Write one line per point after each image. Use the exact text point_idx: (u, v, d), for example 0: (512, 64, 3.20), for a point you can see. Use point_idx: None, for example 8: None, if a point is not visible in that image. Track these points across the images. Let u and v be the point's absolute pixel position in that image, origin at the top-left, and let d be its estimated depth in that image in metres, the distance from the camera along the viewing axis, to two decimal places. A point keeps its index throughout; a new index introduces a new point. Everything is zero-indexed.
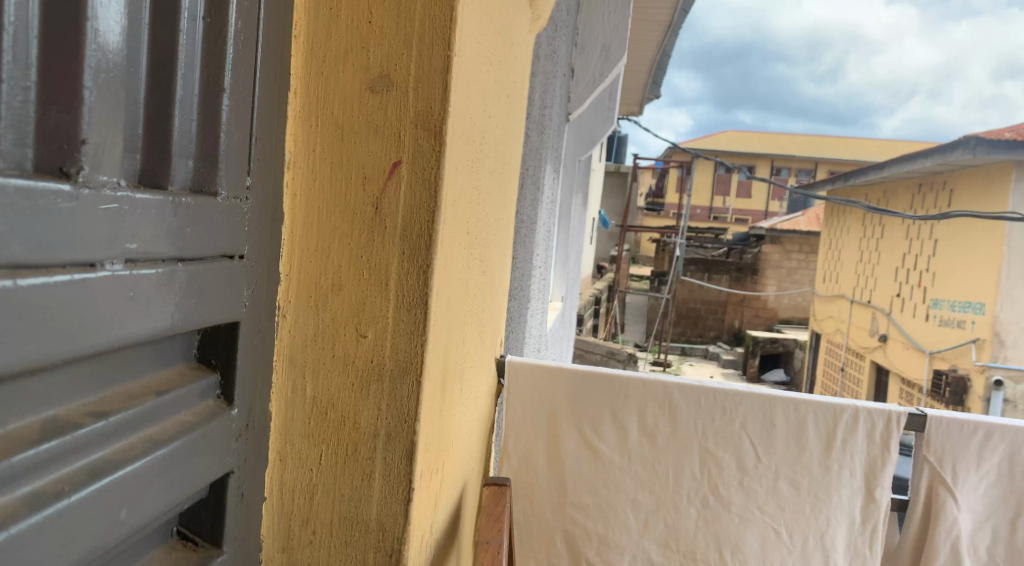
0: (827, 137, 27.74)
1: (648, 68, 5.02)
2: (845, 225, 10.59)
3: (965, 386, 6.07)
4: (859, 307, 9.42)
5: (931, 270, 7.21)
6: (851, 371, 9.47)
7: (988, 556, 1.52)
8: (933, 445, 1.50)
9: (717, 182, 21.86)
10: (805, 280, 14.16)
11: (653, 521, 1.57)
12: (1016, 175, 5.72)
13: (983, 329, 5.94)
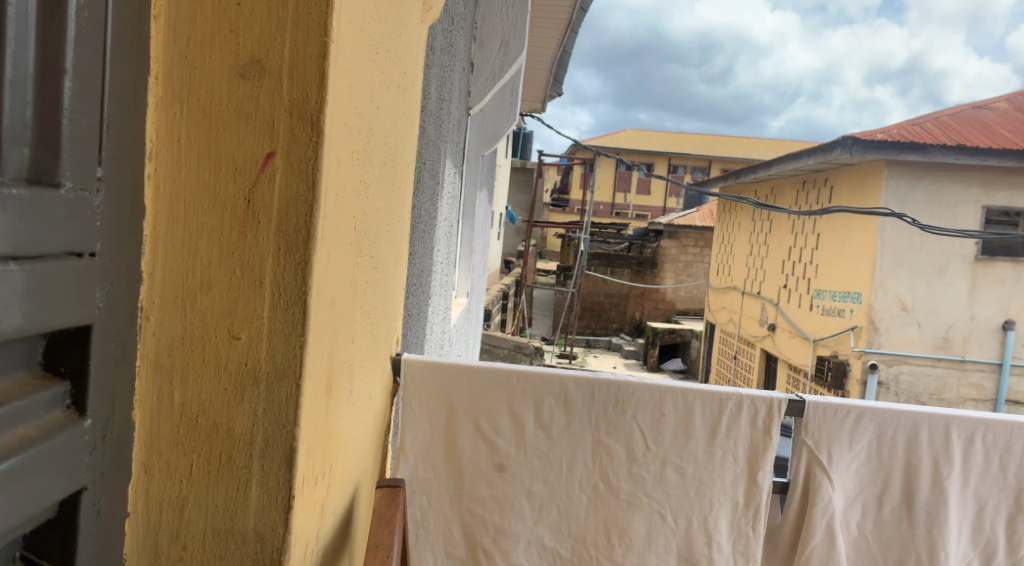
0: (720, 139, 28.96)
1: (549, 65, 5.08)
2: (736, 220, 11.10)
3: (845, 370, 6.46)
4: (750, 298, 9.88)
5: (814, 262, 7.63)
6: (743, 359, 9.95)
7: (859, 530, 1.62)
8: (810, 429, 1.59)
9: (617, 178, 22.40)
10: (700, 273, 14.72)
11: (547, 509, 1.59)
12: (887, 172, 6.13)
13: (860, 317, 6.35)
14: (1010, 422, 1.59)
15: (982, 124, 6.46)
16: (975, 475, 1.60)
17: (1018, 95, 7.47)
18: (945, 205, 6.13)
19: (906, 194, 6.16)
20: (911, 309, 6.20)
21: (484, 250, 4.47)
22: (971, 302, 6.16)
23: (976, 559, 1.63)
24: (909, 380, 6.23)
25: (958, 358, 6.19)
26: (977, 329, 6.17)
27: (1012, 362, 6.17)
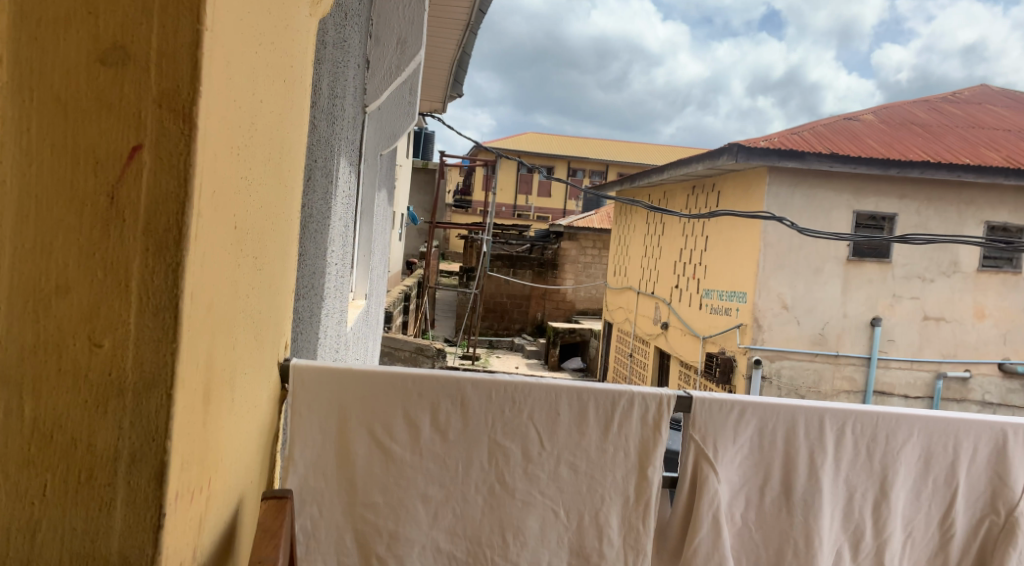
0: (618, 145, 29.73)
1: (449, 65, 5.05)
2: (632, 222, 11.43)
3: (732, 365, 6.78)
4: (645, 298, 10.18)
5: (703, 263, 7.95)
6: (638, 357, 10.25)
7: (742, 521, 1.71)
8: (697, 424, 1.66)
9: (518, 180, 22.58)
10: (600, 273, 15.06)
11: (442, 512, 1.59)
12: (769, 178, 6.48)
13: (745, 315, 6.67)
14: (877, 413, 1.70)
15: (852, 135, 6.92)
16: (846, 464, 1.70)
17: (885, 108, 8.06)
18: (821, 210, 6.53)
19: (786, 199, 6.52)
20: (791, 307, 6.56)
21: (383, 252, 4.41)
22: (844, 300, 6.59)
23: (847, 544, 1.73)
24: (790, 374, 6.56)
25: (832, 353, 6.61)
26: (849, 325, 6.61)
27: (880, 356, 6.65)
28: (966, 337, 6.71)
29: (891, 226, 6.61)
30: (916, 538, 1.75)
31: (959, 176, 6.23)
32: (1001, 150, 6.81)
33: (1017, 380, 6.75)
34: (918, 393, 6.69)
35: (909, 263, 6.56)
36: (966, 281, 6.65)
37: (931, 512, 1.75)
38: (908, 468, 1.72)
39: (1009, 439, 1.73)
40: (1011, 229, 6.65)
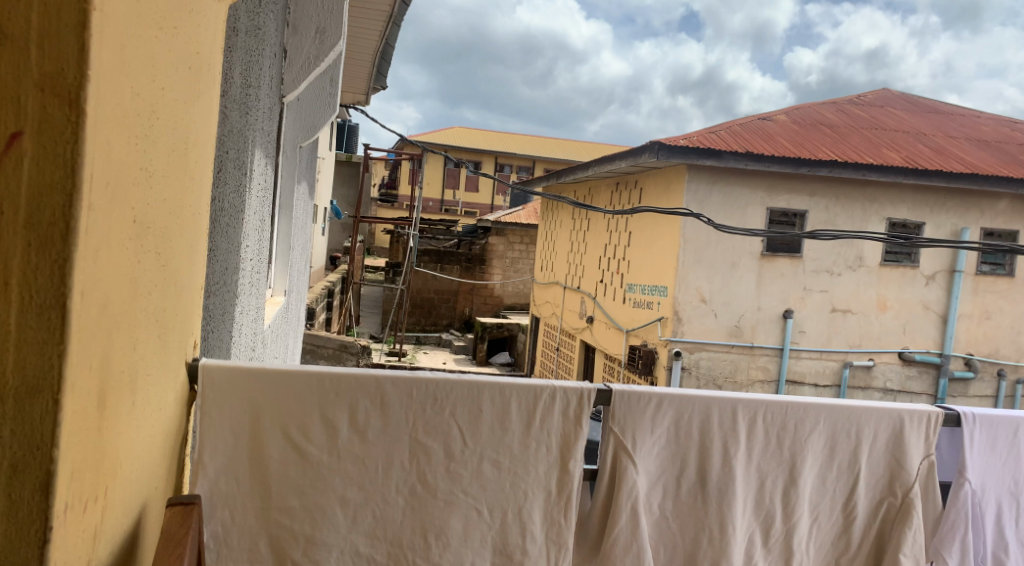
0: (546, 141, 29.91)
1: (371, 58, 4.97)
2: (558, 218, 11.53)
3: (654, 357, 6.93)
4: (571, 292, 10.29)
5: (627, 258, 8.10)
6: (564, 351, 10.36)
7: (659, 511, 1.76)
8: (617, 417, 1.71)
9: (445, 175, 22.45)
10: (527, 269, 15.14)
11: (361, 514, 1.58)
12: (689, 175, 6.65)
13: (666, 309, 6.84)
14: (786, 402, 1.77)
15: (767, 134, 7.16)
16: (758, 451, 1.77)
17: (797, 109, 8.38)
18: (736, 206, 6.74)
19: (704, 197, 6.71)
20: (709, 301, 6.77)
21: (304, 247, 4.30)
22: (758, 293, 6.83)
23: (759, 529, 1.79)
24: (708, 364, 6.80)
25: (748, 344, 6.85)
26: (763, 318, 6.86)
27: (792, 347, 6.93)
28: (870, 328, 7.06)
29: (801, 223, 6.89)
30: (822, 520, 1.83)
31: (864, 175, 6.55)
32: (902, 151, 7.19)
33: (916, 367, 7.15)
34: (827, 381, 7.01)
35: (819, 258, 6.86)
36: (871, 275, 6.99)
37: (835, 495, 1.83)
38: (814, 455, 1.80)
39: (906, 424, 1.82)
40: (910, 225, 7.04)
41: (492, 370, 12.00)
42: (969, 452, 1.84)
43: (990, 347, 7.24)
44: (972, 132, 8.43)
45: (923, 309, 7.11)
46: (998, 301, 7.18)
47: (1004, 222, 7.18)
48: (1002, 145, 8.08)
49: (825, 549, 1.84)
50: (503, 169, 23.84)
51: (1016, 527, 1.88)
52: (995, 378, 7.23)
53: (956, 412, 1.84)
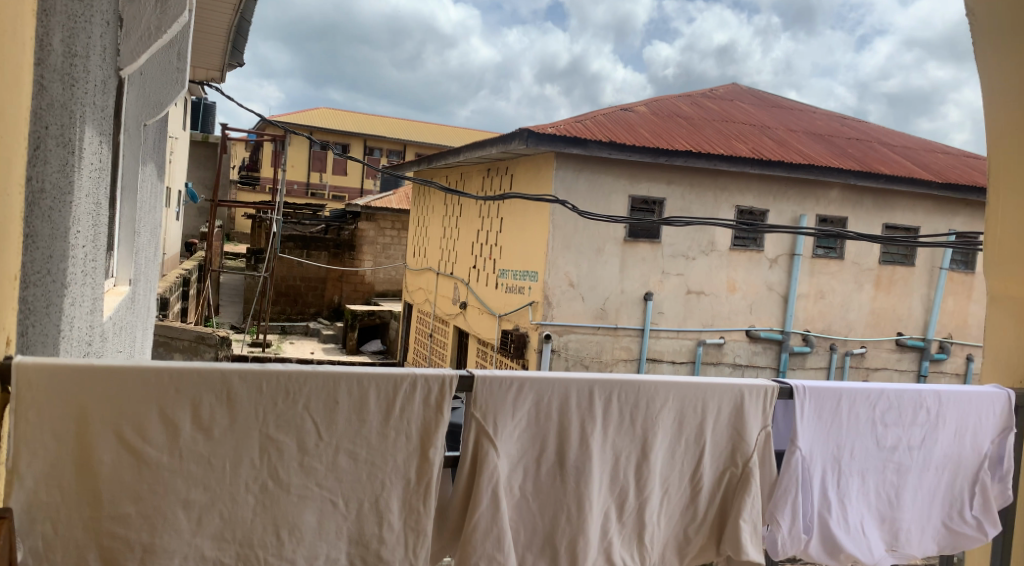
0: (417, 126, 29.53)
1: (226, 31, 4.68)
2: (429, 204, 11.44)
3: (525, 341, 7.09)
4: (444, 278, 10.26)
5: (498, 244, 8.18)
6: (437, 337, 10.31)
7: (520, 492, 1.79)
8: (478, 402, 1.72)
9: (311, 158, 21.68)
10: (398, 255, 14.94)
11: (207, 517, 1.50)
12: (556, 163, 6.78)
13: (536, 293, 6.98)
14: (639, 382, 1.84)
15: (627, 124, 7.41)
16: (612, 430, 1.83)
17: (655, 101, 8.73)
18: (601, 194, 6.95)
19: (571, 184, 6.87)
20: (577, 285, 6.97)
21: (154, 230, 4.01)
22: (621, 277, 7.09)
23: (613, 505, 1.87)
24: (576, 346, 7.01)
25: (612, 326, 7.10)
26: (626, 300, 7.13)
27: (652, 327, 7.26)
28: (721, 308, 7.51)
29: (660, 210, 7.21)
30: (672, 493, 1.93)
31: (715, 164, 6.94)
32: (749, 143, 7.67)
33: (761, 344, 7.71)
34: (683, 358, 7.42)
35: (675, 243, 7.20)
36: (722, 259, 7.43)
37: (684, 468, 1.93)
38: (665, 431, 1.88)
39: (746, 399, 1.94)
40: (756, 212, 7.53)
41: (363, 359, 11.76)
42: (801, 421, 1.99)
43: (824, 324, 7.91)
44: (809, 126, 9.14)
45: (767, 290, 7.65)
46: (831, 282, 7.84)
47: (835, 209, 7.84)
48: (835, 139, 8.80)
49: (675, 520, 1.94)
50: (372, 153, 23.36)
51: (838, 488, 2.06)
52: (828, 351, 7.94)
53: (789, 384, 1.99)
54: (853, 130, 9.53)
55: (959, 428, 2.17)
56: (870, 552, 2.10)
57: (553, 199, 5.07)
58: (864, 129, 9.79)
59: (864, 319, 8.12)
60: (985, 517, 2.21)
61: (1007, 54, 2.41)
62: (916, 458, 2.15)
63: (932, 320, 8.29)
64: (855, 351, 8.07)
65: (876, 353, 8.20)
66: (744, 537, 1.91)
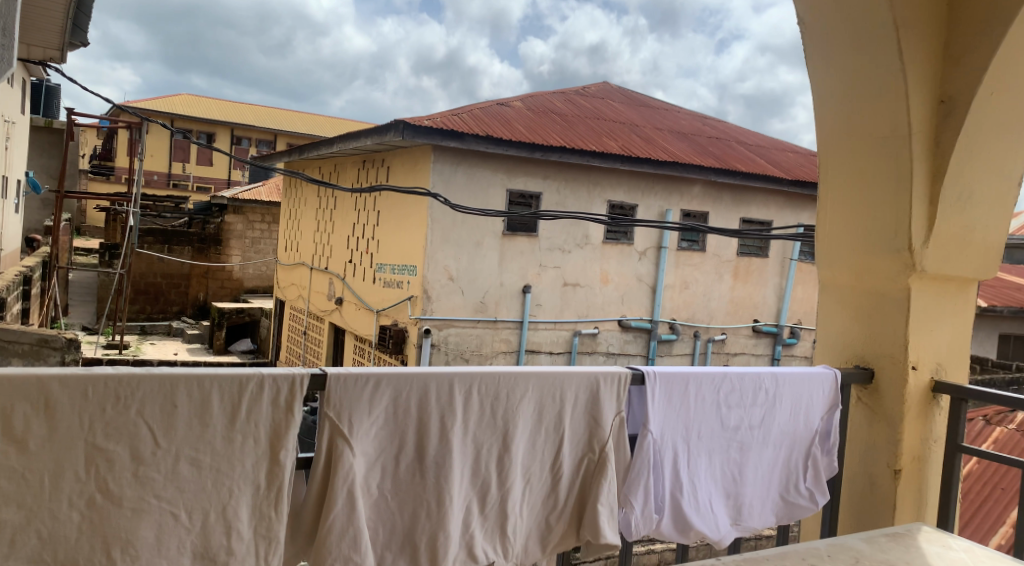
0: (289, 116, 28.36)
1: (67, 6, 4.29)
2: (302, 196, 11.04)
3: (404, 336, 7.01)
4: (318, 274, 9.95)
5: (375, 237, 8.02)
6: (311, 335, 9.97)
7: (378, 491, 1.76)
8: (332, 401, 1.67)
9: (172, 148, 20.34)
10: (268, 249, 14.27)
11: (23, 539, 1.38)
12: (433, 156, 6.73)
13: (415, 288, 6.91)
14: (497, 373, 1.85)
15: (504, 119, 7.45)
16: (473, 423, 1.84)
17: (530, 97, 8.83)
18: (478, 188, 6.98)
19: (449, 177, 6.84)
20: (456, 278, 6.97)
21: None
22: (500, 270, 7.15)
23: (475, 498, 1.87)
24: (456, 340, 7.03)
25: (492, 318, 7.15)
26: (504, 293, 7.19)
27: (531, 319, 7.37)
28: (596, 299, 7.73)
29: (536, 204, 7.33)
30: (533, 483, 1.95)
31: (588, 160, 7.13)
32: (619, 140, 7.92)
33: (632, 333, 8.02)
34: (560, 349, 7.59)
35: (551, 236, 7.34)
36: (596, 251, 7.64)
37: (545, 457, 1.96)
38: (523, 422, 1.91)
39: (601, 386, 2.00)
40: (626, 207, 7.82)
41: (231, 359, 11.19)
42: (652, 404, 2.07)
43: (688, 312, 8.33)
44: (674, 125, 9.56)
45: (637, 281, 7.95)
46: (695, 273, 8.26)
47: (698, 204, 8.27)
48: (698, 138, 9.26)
49: (536, 510, 1.97)
50: (240, 141, 22.07)
51: (689, 469, 2.17)
52: (692, 338, 8.36)
53: (640, 370, 2.07)
54: (714, 130, 10.06)
55: (794, 406, 2.34)
56: (716, 527, 2.22)
57: (423, 191, 4.89)
58: (722, 129, 10.36)
59: (724, 307, 8.60)
60: (815, 488, 2.40)
61: (831, 62, 2.59)
62: (756, 436, 2.30)
63: (784, 308, 8.92)
64: (716, 338, 8.55)
65: (735, 339, 8.73)
66: (600, 522, 1.96)
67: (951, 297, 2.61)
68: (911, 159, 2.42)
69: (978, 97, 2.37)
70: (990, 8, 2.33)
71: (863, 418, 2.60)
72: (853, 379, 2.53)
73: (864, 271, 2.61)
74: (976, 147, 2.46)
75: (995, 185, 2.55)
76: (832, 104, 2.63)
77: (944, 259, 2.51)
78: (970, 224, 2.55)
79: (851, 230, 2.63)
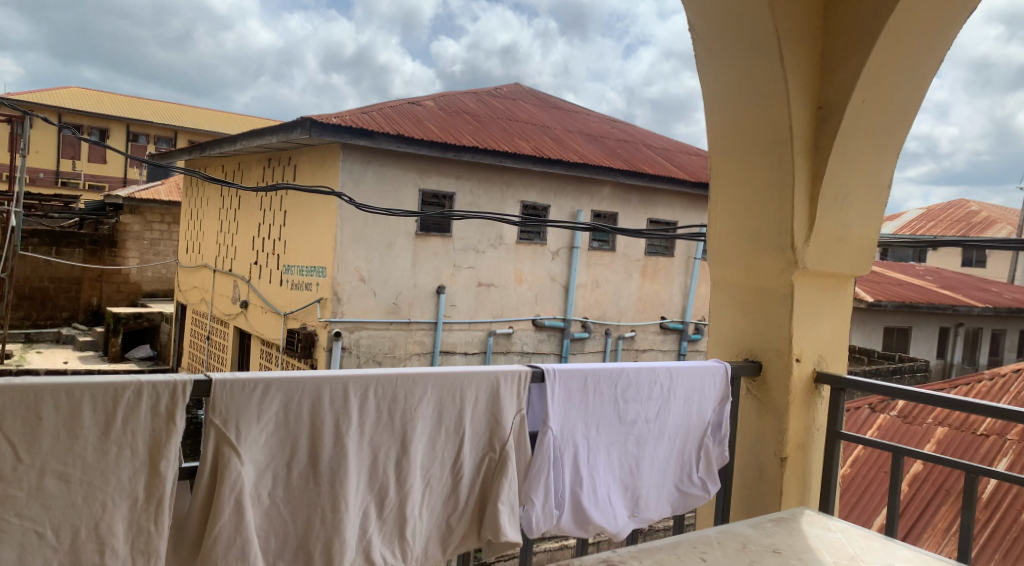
0: (189, 112, 27.12)
1: None
2: (203, 195, 10.58)
3: (313, 340, 6.82)
4: (222, 276, 9.57)
5: (282, 238, 7.78)
6: (215, 339, 9.57)
7: (269, 499, 1.70)
8: (217, 408, 1.61)
9: (61, 144, 19.07)
10: (167, 251, 13.59)
11: None
12: (343, 155, 6.58)
13: (324, 290, 6.73)
14: (393, 375, 1.82)
15: (415, 118, 7.37)
16: (369, 426, 1.80)
17: (442, 97, 8.78)
18: (390, 188, 6.88)
19: (358, 176, 6.71)
20: (368, 280, 6.83)
21: None
22: (413, 271, 7.07)
23: (372, 502, 1.83)
24: (368, 342, 6.90)
25: (405, 320, 7.06)
26: (418, 294, 7.11)
27: (444, 320, 7.32)
28: (510, 299, 7.76)
29: (450, 204, 7.30)
30: (432, 484, 1.93)
31: (501, 161, 7.15)
32: (531, 141, 7.97)
33: (545, 332, 8.09)
34: (474, 349, 7.57)
35: (465, 237, 7.32)
36: (509, 251, 7.67)
37: (445, 458, 1.94)
38: (422, 424, 1.88)
39: (501, 385, 2.00)
40: (539, 207, 7.91)
41: (127, 367, 10.59)
42: (550, 402, 2.09)
43: (599, 311, 8.47)
44: (583, 127, 9.72)
45: (550, 281, 8.03)
46: (606, 272, 8.42)
47: (607, 205, 8.44)
48: (606, 141, 9.44)
49: (437, 512, 1.94)
50: (136, 138, 20.92)
51: (587, 463, 2.20)
52: (603, 336, 8.51)
53: (540, 367, 2.07)
54: (621, 133, 10.29)
55: (687, 398, 2.41)
56: (614, 520, 2.25)
57: (329, 191, 4.66)
58: (630, 132, 10.61)
59: (633, 305, 8.80)
60: (708, 476, 2.49)
61: (719, 69, 2.69)
62: (652, 429, 2.35)
63: (689, 305, 9.23)
64: (626, 335, 8.73)
65: (644, 336, 8.96)
66: (501, 520, 1.95)
67: (831, 291, 2.75)
68: (793, 162, 2.54)
69: (852, 104, 2.51)
70: (862, 20, 2.46)
71: (753, 408, 2.71)
72: (742, 372, 2.63)
73: (751, 268, 2.73)
74: (850, 150, 2.60)
75: (867, 187, 2.71)
76: (721, 109, 2.74)
77: (823, 256, 2.65)
78: (846, 223, 2.69)
79: (739, 229, 2.74)
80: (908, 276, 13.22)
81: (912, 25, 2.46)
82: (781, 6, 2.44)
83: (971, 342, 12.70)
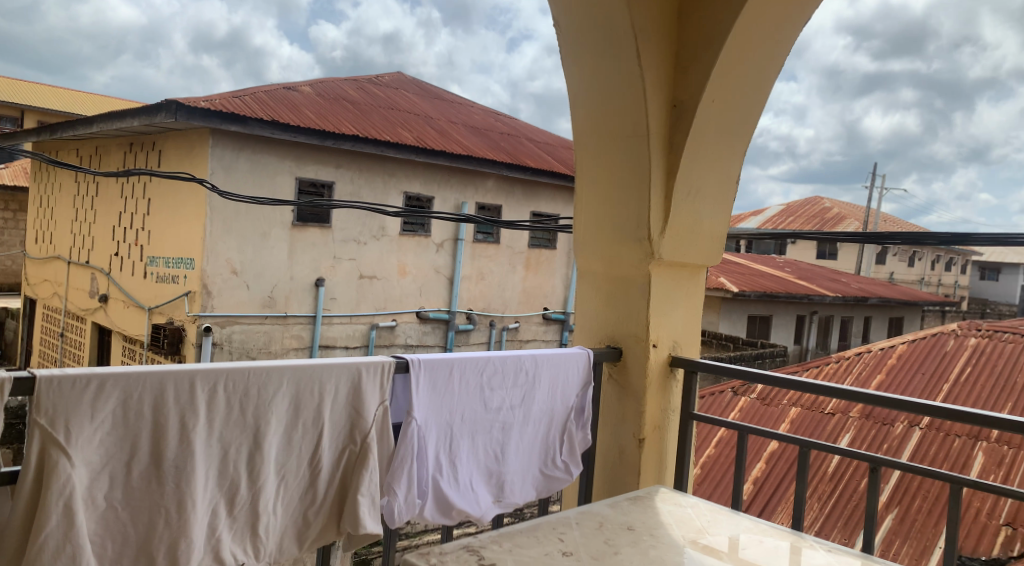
0: (38, 89, 24.80)
1: None
2: (56, 181, 9.73)
3: (181, 335, 6.44)
4: (77, 268, 8.84)
5: (146, 228, 7.28)
6: (70, 336, 8.85)
7: (106, 503, 1.58)
8: (43, 407, 1.48)
9: None
10: (13, 241, 12.43)
11: None
12: (212, 140, 6.24)
13: (192, 283, 6.36)
14: (246, 369, 1.74)
15: (291, 104, 7.10)
16: (218, 422, 1.71)
17: (321, 83, 8.49)
18: (263, 175, 6.59)
19: (230, 163, 6.38)
20: (240, 272, 6.53)
21: None
22: (290, 263, 6.82)
23: (223, 501, 1.74)
24: (241, 338, 6.58)
25: (281, 314, 6.80)
26: (295, 287, 6.87)
27: (323, 314, 7.12)
28: (393, 291, 7.65)
29: (328, 193, 7.09)
30: (289, 479, 1.86)
31: (383, 151, 7.03)
32: (413, 132, 7.88)
33: (429, 324, 8.04)
34: (355, 343, 7.42)
35: (345, 228, 7.14)
36: (391, 243, 7.55)
37: (302, 453, 1.87)
38: (277, 419, 1.81)
39: (362, 377, 1.95)
40: (422, 199, 7.84)
41: None
42: (414, 392, 2.07)
43: (484, 303, 8.52)
44: (467, 119, 9.71)
45: (434, 274, 7.97)
46: (490, 264, 8.47)
47: (491, 197, 8.50)
48: (489, 133, 9.48)
49: (293, 507, 1.88)
50: None
51: (450, 451, 2.20)
52: (487, 328, 8.57)
53: (405, 358, 2.05)
54: (504, 125, 10.35)
55: (550, 385, 2.46)
56: (477, 504, 2.28)
57: (190, 176, 4.31)
58: (513, 125, 10.70)
59: (517, 296, 8.91)
60: (569, 459, 2.55)
61: (582, 64, 2.76)
62: (516, 415, 2.38)
63: (570, 296, 9.45)
64: (510, 326, 8.83)
65: (527, 327, 9.09)
66: (362, 512, 1.92)
67: (685, 279, 2.89)
68: (649, 156, 2.64)
69: (703, 103, 2.64)
70: (711, 23, 2.59)
71: (613, 393, 2.81)
72: (603, 358, 2.72)
73: (612, 258, 2.82)
74: (702, 146, 2.73)
75: (717, 181, 2.86)
76: (585, 103, 2.80)
77: (678, 247, 2.77)
78: (698, 215, 2.83)
79: (602, 220, 2.82)
80: (771, 268, 14.12)
81: (757, 31, 2.61)
82: (638, 5, 2.53)
83: (824, 328, 13.73)
